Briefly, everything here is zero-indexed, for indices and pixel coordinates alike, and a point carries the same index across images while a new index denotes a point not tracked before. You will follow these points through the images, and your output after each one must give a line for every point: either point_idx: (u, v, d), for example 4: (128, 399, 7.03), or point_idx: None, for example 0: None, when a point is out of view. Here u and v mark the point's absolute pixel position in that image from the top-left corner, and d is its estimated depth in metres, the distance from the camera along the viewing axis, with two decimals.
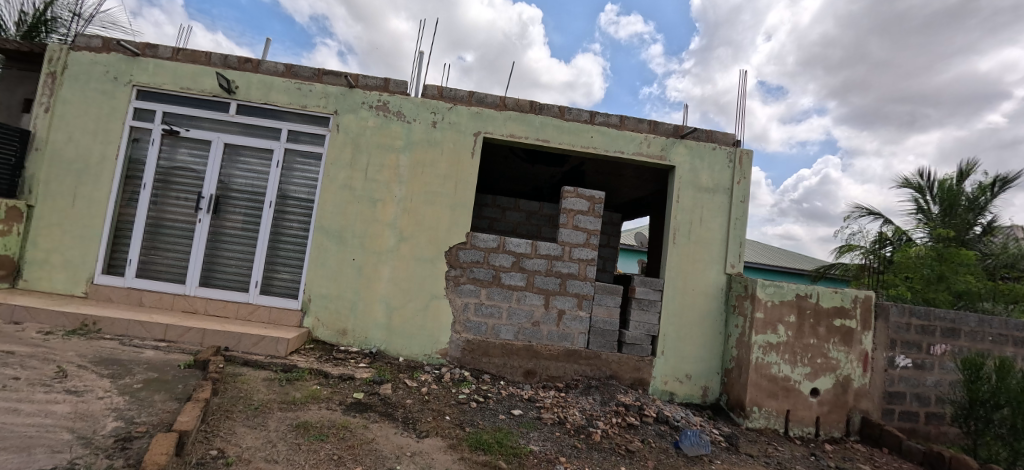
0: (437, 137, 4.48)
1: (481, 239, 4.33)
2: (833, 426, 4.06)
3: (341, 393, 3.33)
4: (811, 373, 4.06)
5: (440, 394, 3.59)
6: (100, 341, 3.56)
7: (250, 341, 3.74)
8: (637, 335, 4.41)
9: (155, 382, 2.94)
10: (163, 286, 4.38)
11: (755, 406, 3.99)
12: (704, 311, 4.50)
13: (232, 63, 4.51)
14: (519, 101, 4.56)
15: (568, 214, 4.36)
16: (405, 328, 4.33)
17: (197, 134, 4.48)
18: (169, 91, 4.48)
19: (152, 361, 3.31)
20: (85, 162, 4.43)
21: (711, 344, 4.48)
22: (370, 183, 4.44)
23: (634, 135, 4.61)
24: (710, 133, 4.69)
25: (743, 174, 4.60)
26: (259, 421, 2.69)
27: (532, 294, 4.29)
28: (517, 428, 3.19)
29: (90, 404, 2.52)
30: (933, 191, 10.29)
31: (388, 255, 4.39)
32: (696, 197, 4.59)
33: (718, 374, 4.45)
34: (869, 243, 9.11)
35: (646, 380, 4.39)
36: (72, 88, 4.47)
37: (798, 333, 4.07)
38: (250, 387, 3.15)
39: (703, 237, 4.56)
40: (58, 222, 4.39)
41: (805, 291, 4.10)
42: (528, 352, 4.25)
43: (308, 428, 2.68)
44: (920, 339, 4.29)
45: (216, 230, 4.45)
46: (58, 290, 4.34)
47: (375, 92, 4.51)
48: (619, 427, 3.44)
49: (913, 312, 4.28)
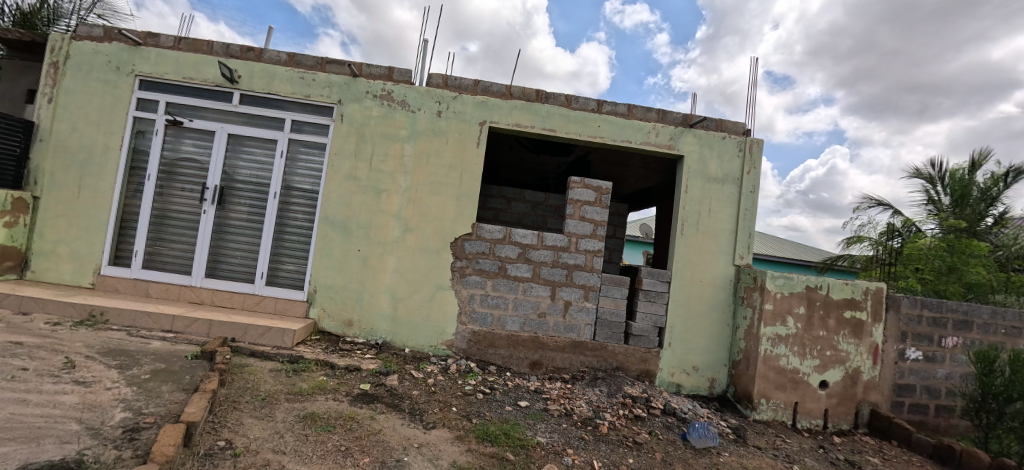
0: (442, 127, 4.42)
1: (487, 230, 4.29)
2: (842, 418, 4.05)
3: (348, 384, 3.32)
4: (820, 365, 4.03)
5: (447, 386, 3.58)
6: (107, 332, 3.57)
7: (257, 331, 3.73)
8: (643, 326, 4.38)
9: (163, 373, 2.93)
10: (169, 277, 4.38)
11: (763, 398, 3.97)
12: (712, 302, 4.46)
13: (234, 51, 4.46)
14: (524, 89, 4.48)
15: (575, 205, 4.31)
16: (410, 319, 4.32)
17: (200, 125, 4.44)
18: (171, 81, 4.45)
19: (160, 352, 3.30)
20: (89, 153, 4.42)
21: (718, 335, 4.44)
22: (375, 173, 4.40)
23: (642, 124, 4.53)
24: (720, 122, 4.59)
25: (753, 164, 4.53)
26: (267, 412, 2.69)
27: (538, 285, 4.27)
28: (524, 419, 3.17)
29: (98, 395, 2.52)
30: (944, 182, 10.15)
31: (394, 245, 4.36)
32: (705, 188, 4.52)
33: (726, 366, 4.42)
34: (878, 235, 9.02)
35: (653, 371, 4.36)
36: (75, 78, 4.44)
37: (807, 325, 4.03)
38: (257, 378, 3.15)
39: (711, 228, 4.50)
40: (65, 213, 4.39)
41: (815, 283, 4.05)
42: (535, 343, 4.23)
43: (315, 419, 2.68)
44: (931, 332, 4.24)
45: (221, 222, 4.43)
46: (66, 280, 4.36)
47: (379, 81, 4.45)
48: (626, 419, 3.41)
49: (926, 304, 4.22)
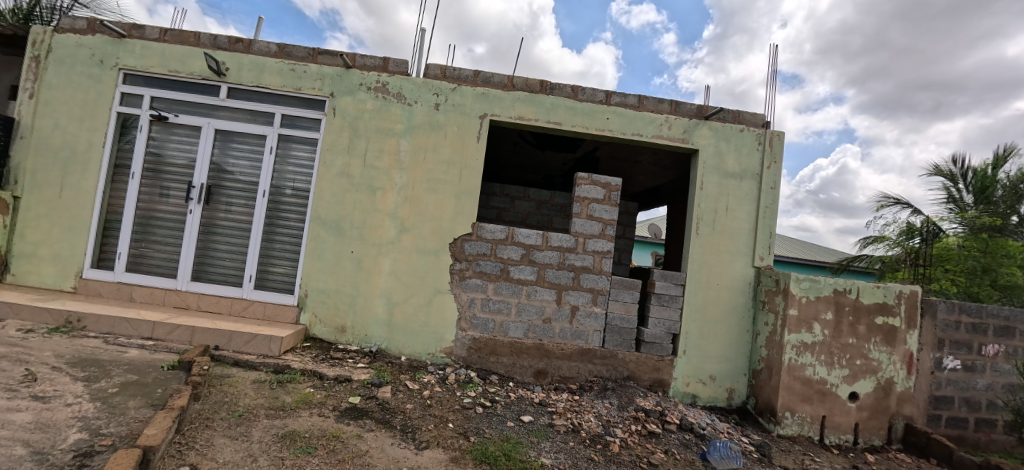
0: (440, 121, 4.16)
1: (489, 230, 4.02)
2: (873, 433, 3.75)
3: (336, 397, 3.06)
4: (849, 376, 3.73)
5: (444, 398, 3.31)
6: (83, 340, 3.34)
7: (242, 339, 3.49)
8: (656, 333, 4.07)
9: (133, 386, 2.69)
10: (154, 281, 4.16)
11: (788, 411, 3.67)
12: (730, 307, 4.14)
13: (222, 43, 4.24)
14: (528, 80, 4.21)
15: (582, 203, 4.03)
16: (407, 325, 4.06)
17: (187, 120, 4.22)
18: (157, 74, 4.24)
19: (135, 362, 3.07)
20: (71, 151, 4.21)
21: (737, 342, 4.13)
22: (369, 170, 4.15)
23: (653, 116, 4.24)
24: (737, 113, 4.28)
25: (774, 158, 4.22)
26: (242, 431, 2.43)
27: (543, 289, 3.99)
28: (527, 437, 2.90)
29: (54, 413, 2.28)
30: (967, 179, 9.71)
31: (389, 247, 4.11)
32: (722, 184, 4.22)
33: (745, 375, 4.11)
34: (897, 235, 8.63)
35: (667, 381, 4.06)
36: (57, 72, 4.25)
37: (835, 332, 3.73)
38: (237, 391, 2.91)
39: (729, 227, 4.19)
40: (46, 213, 4.19)
41: (843, 286, 3.74)
42: (539, 351, 3.96)
43: (295, 439, 2.42)
44: (971, 339, 3.90)
45: (208, 222, 4.21)
46: (47, 284, 4.15)
47: (374, 73, 4.20)
48: (639, 435, 3.12)
49: (964, 309, 3.88)
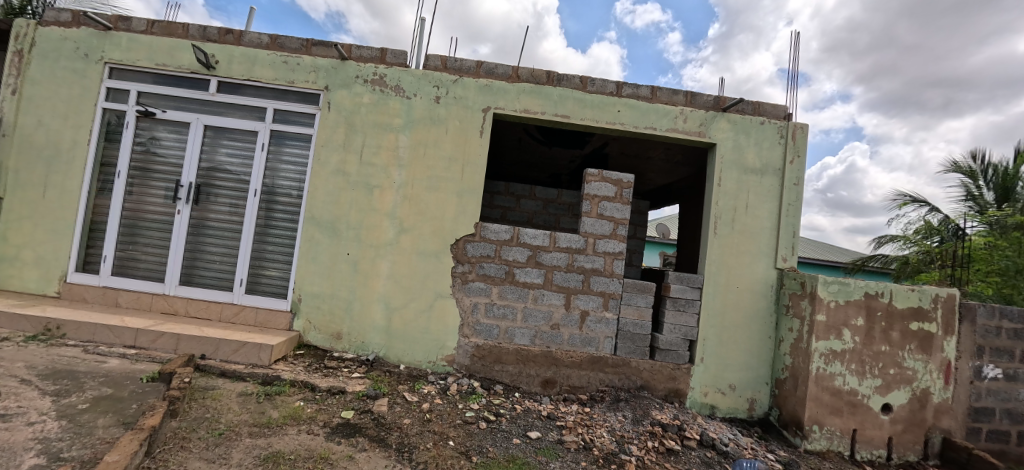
0: (440, 114, 3.93)
1: (493, 230, 3.79)
2: (908, 447, 3.47)
3: (328, 412, 2.83)
4: (882, 386, 3.46)
5: (444, 412, 3.07)
6: (61, 349, 3.13)
7: (230, 347, 3.27)
8: (672, 339, 3.81)
9: (105, 401, 2.47)
10: (141, 285, 3.96)
11: (816, 424, 3.40)
12: (750, 311, 3.88)
13: (212, 34, 4.02)
14: (533, 71, 3.97)
15: (592, 201, 3.78)
16: (406, 332, 3.83)
17: (175, 116, 4.02)
18: (144, 68, 4.04)
19: (113, 373, 2.85)
20: (56, 149, 4.02)
21: (759, 349, 3.86)
22: (366, 167, 3.93)
23: (668, 108, 3.98)
24: (757, 104, 4.01)
25: (797, 152, 3.95)
26: (220, 453, 2.21)
27: (551, 292, 3.74)
28: (535, 456, 2.65)
29: (12, 434, 2.06)
30: (988, 176, 9.36)
31: (387, 248, 3.88)
32: (741, 180, 3.95)
33: (767, 385, 3.84)
34: (915, 234, 8.30)
35: (683, 391, 3.81)
36: (41, 66, 4.06)
37: (867, 339, 3.45)
38: (221, 405, 2.68)
39: (749, 226, 3.92)
40: (29, 214, 4.00)
41: (875, 290, 3.46)
42: (547, 359, 3.71)
43: (278, 462, 2.19)
44: (1013, 346, 3.60)
45: (197, 223, 4.00)
46: (30, 288, 3.96)
47: (371, 65, 3.98)
48: (656, 453, 2.87)
49: (1005, 314, 3.59)
